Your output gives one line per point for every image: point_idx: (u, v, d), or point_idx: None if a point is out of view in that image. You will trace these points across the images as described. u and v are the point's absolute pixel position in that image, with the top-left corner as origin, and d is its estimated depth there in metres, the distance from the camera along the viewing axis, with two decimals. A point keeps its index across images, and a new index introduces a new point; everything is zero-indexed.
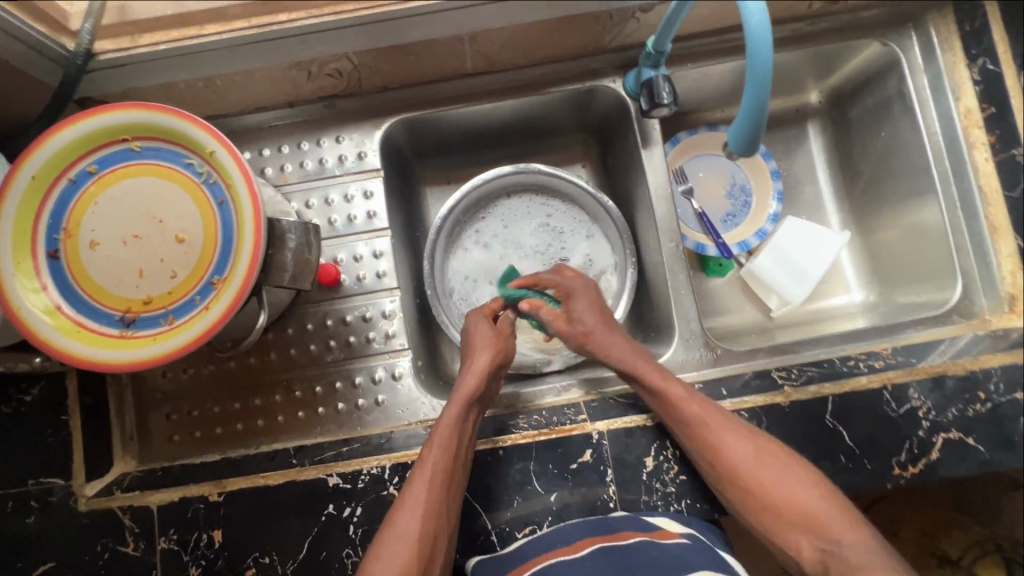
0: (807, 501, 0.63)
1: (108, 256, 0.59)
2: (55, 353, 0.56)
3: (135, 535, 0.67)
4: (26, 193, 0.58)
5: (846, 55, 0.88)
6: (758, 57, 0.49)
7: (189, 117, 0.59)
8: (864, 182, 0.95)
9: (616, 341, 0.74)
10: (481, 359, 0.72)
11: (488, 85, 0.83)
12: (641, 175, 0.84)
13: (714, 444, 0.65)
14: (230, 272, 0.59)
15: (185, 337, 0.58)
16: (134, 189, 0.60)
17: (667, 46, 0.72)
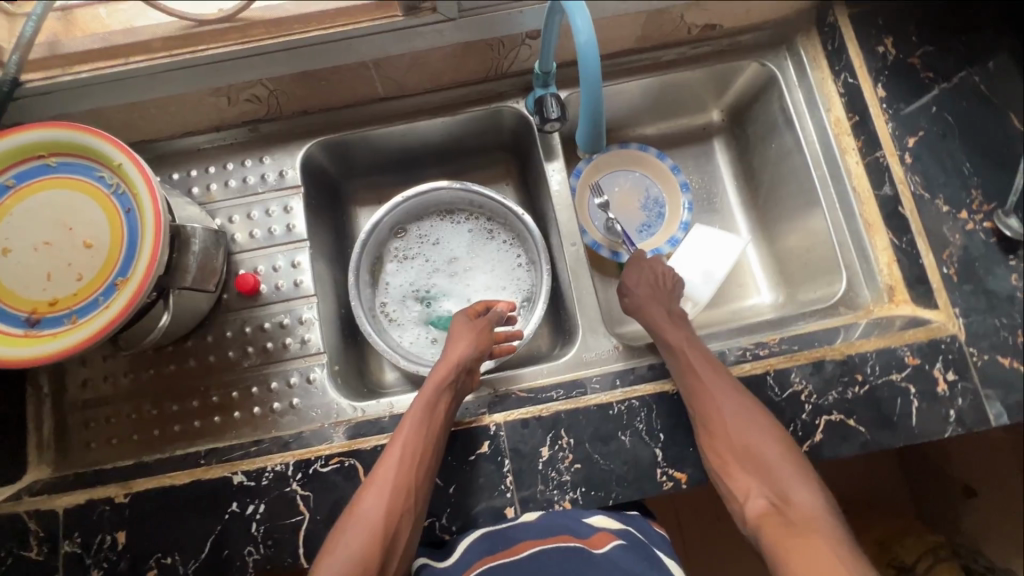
0: (772, 459, 0.67)
1: (19, 262, 0.64)
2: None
3: (39, 539, 0.68)
4: None
5: (733, 76, 0.97)
6: (588, 62, 0.55)
7: (101, 135, 0.66)
8: (764, 191, 1.02)
9: (651, 303, 0.84)
10: (456, 349, 0.78)
11: (402, 108, 0.90)
12: (546, 186, 0.90)
13: (710, 399, 0.70)
14: (133, 273, 0.63)
15: (87, 333, 0.61)
16: (47, 201, 0.65)
17: (552, 67, 0.79)
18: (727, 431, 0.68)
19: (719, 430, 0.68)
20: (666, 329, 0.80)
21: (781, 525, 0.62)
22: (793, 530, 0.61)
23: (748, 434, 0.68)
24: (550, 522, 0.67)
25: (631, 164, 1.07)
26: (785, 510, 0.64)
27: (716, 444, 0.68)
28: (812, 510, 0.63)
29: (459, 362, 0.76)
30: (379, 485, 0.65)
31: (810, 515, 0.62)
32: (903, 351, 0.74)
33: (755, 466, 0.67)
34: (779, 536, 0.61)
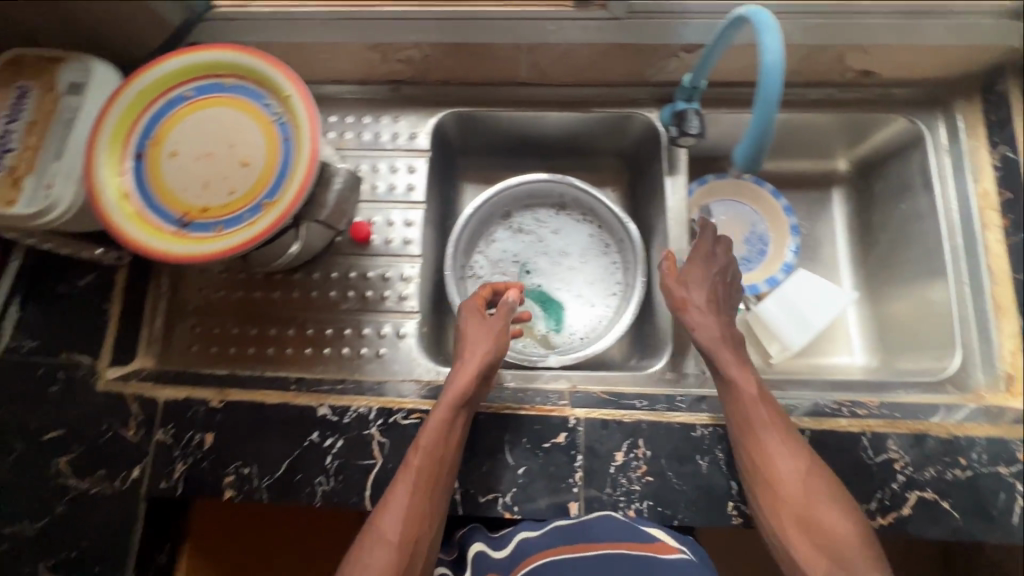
0: (841, 537, 0.61)
1: (183, 167, 0.69)
2: (118, 234, 0.65)
3: (137, 422, 0.74)
4: (131, 103, 0.69)
5: (875, 128, 0.93)
6: (772, 80, 0.55)
7: (276, 65, 0.70)
8: (879, 251, 0.98)
9: (710, 321, 0.76)
10: (468, 363, 0.72)
11: (537, 96, 0.92)
12: (662, 199, 0.90)
13: (767, 455, 0.66)
14: (278, 198, 0.67)
15: (229, 244, 0.65)
16: (217, 117, 0.70)
17: (702, 83, 0.80)
18: (785, 492, 0.64)
19: (778, 486, 0.65)
20: (724, 365, 0.73)
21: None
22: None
23: (810, 497, 0.64)
24: (572, 529, 0.66)
25: (742, 196, 1.05)
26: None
27: (777, 504, 0.64)
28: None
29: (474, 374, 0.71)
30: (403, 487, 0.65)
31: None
32: (1015, 445, 0.70)
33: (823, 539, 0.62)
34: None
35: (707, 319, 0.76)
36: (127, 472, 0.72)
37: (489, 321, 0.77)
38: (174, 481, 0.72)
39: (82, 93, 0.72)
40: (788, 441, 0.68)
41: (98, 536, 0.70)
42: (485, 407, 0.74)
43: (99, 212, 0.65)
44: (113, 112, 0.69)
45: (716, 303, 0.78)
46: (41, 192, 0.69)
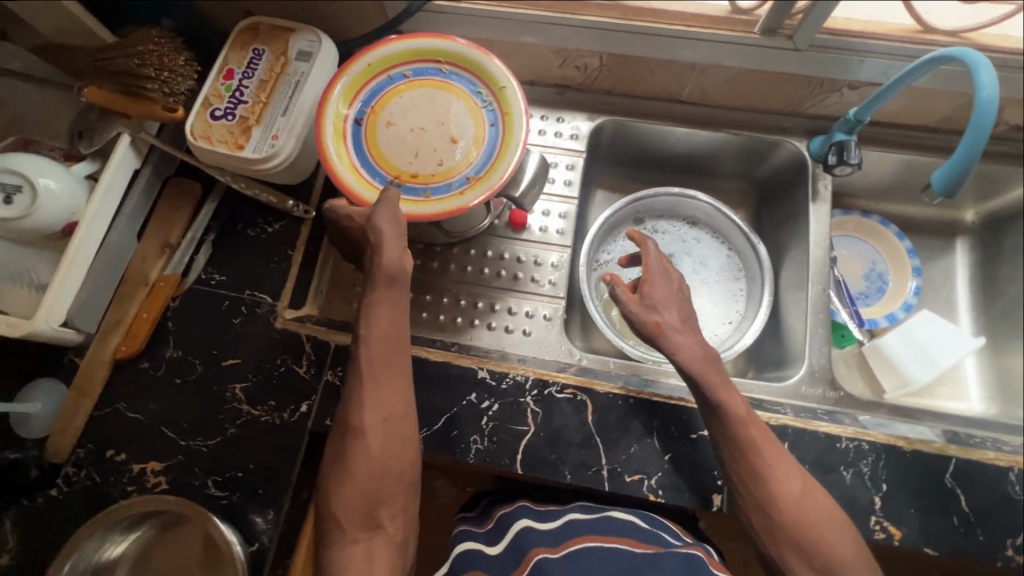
0: (840, 556, 0.62)
1: (396, 135, 0.76)
2: (342, 186, 0.72)
3: (309, 361, 0.79)
4: (358, 76, 0.77)
5: (1015, 182, 0.97)
6: (984, 110, 0.63)
7: (492, 59, 0.77)
8: (1004, 304, 1.01)
9: (688, 339, 0.71)
10: (380, 319, 0.68)
11: (691, 114, 0.98)
12: (803, 224, 0.94)
13: (761, 474, 0.66)
14: (485, 174, 0.74)
15: (438, 208, 0.73)
16: (429, 95, 0.77)
17: (867, 117, 0.84)
18: (784, 515, 0.64)
19: (772, 506, 0.65)
20: (716, 383, 0.69)
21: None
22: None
23: (809, 517, 0.64)
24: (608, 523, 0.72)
25: (865, 234, 1.08)
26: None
27: (774, 526, 0.64)
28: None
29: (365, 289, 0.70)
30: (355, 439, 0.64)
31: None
32: None
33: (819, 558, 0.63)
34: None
35: (687, 337, 0.72)
36: (295, 406, 0.77)
37: (385, 197, 0.69)
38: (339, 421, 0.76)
39: (311, 60, 0.81)
40: (782, 458, 0.67)
41: (263, 462, 0.75)
42: (614, 387, 0.77)
43: (326, 166, 0.73)
44: (343, 81, 0.76)
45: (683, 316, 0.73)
46: (267, 142, 0.78)
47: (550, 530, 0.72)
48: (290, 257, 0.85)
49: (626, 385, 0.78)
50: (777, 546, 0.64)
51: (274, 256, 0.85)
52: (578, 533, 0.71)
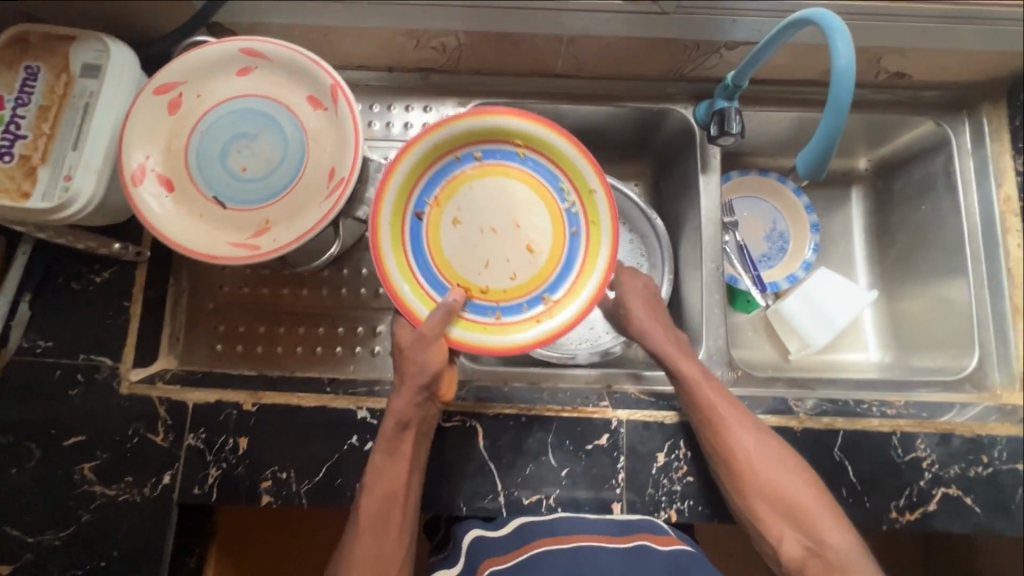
0: (803, 502, 0.67)
1: (463, 238, 0.72)
2: (407, 313, 0.69)
3: (166, 427, 0.71)
4: (419, 161, 0.70)
5: (902, 129, 0.94)
6: (842, 87, 0.57)
7: (345, 95, 0.66)
8: (897, 251, 1.00)
9: (656, 328, 0.77)
10: (383, 473, 0.67)
11: (570, 89, 0.90)
12: (695, 198, 0.90)
13: (723, 433, 0.69)
14: (562, 297, 0.72)
15: (506, 332, 0.71)
16: (502, 189, 0.72)
17: (744, 82, 0.78)
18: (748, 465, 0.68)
19: (741, 468, 0.68)
20: (681, 360, 0.73)
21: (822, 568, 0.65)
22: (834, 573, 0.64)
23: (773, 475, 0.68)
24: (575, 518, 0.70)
25: (766, 194, 1.06)
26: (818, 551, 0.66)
27: (742, 481, 0.68)
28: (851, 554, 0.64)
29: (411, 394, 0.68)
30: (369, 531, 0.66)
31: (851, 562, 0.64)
32: None
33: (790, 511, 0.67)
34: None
35: (649, 324, 0.77)
36: (156, 478, 0.69)
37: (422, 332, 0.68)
38: (208, 487, 0.70)
39: (100, 76, 0.67)
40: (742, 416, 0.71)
41: (129, 544, 0.68)
42: (504, 408, 0.73)
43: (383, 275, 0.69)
44: (401, 172, 0.70)
45: (650, 308, 0.78)
46: (59, 184, 0.64)
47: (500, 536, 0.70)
48: (128, 309, 0.74)
49: (518, 403, 0.74)
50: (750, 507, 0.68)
51: (108, 310, 0.73)
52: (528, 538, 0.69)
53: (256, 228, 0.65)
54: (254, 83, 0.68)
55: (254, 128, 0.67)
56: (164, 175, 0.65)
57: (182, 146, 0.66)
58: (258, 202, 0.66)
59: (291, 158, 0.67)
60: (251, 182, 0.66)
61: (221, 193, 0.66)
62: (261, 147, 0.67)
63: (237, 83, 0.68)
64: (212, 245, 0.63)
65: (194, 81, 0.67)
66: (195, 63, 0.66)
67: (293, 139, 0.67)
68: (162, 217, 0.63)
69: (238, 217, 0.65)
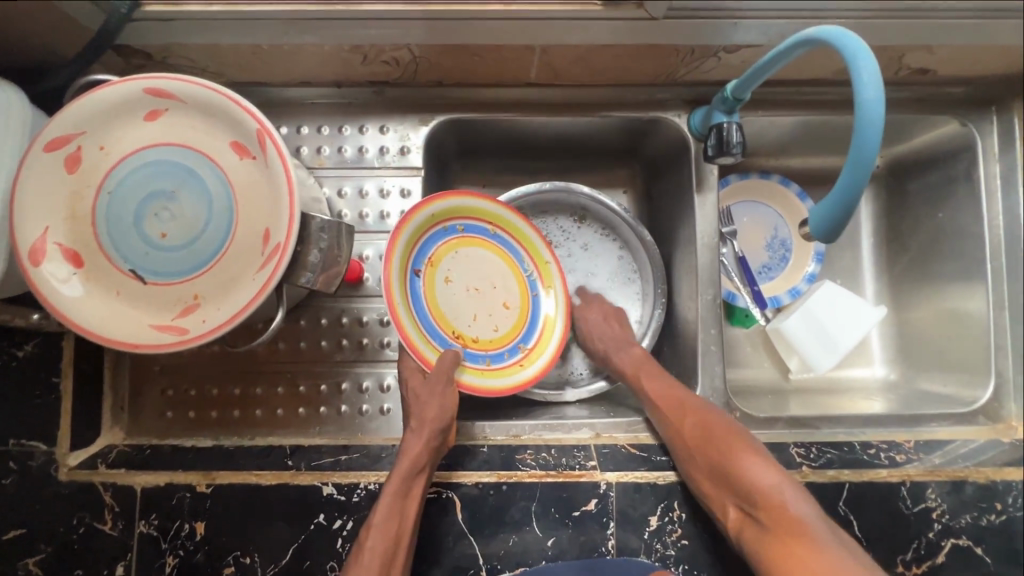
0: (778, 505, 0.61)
1: (453, 296, 0.74)
2: (417, 356, 0.69)
3: (114, 514, 0.65)
4: (419, 222, 0.71)
5: (920, 128, 0.85)
6: (866, 141, 0.49)
7: (275, 144, 0.56)
8: (909, 259, 0.92)
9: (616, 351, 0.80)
10: (383, 509, 0.62)
11: (548, 98, 0.79)
12: (690, 219, 0.81)
13: (681, 435, 0.68)
14: (535, 345, 0.78)
15: (502, 378, 0.75)
16: (480, 257, 0.76)
17: (747, 94, 0.68)
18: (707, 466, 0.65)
19: (703, 472, 0.66)
20: (643, 373, 0.75)
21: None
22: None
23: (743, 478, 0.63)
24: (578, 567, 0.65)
25: (767, 198, 0.96)
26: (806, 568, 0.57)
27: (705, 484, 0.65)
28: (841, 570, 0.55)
29: (433, 437, 0.66)
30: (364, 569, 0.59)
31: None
32: None
33: (769, 519, 0.60)
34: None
35: (614, 345, 0.81)
36: (108, 570, 0.64)
37: (439, 372, 0.68)
38: None
39: None
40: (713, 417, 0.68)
41: None
42: (483, 476, 0.67)
43: (398, 328, 0.68)
44: (406, 230, 0.69)
45: (612, 331, 0.83)
46: None
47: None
48: (58, 384, 0.66)
49: (497, 469, 0.68)
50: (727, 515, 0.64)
51: (36, 387, 0.64)
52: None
53: (185, 305, 0.56)
54: (166, 130, 0.57)
55: (171, 185, 0.57)
56: (69, 249, 0.55)
57: (88, 212, 0.56)
58: (183, 274, 0.57)
59: (217, 220, 0.57)
60: (173, 251, 0.57)
61: (141, 265, 0.57)
62: (181, 208, 0.57)
63: (147, 130, 0.57)
64: (133, 331, 0.55)
65: (92, 130, 0.56)
66: (89, 109, 0.54)
67: (218, 197, 0.57)
68: (74, 302, 0.54)
69: (162, 293, 0.57)
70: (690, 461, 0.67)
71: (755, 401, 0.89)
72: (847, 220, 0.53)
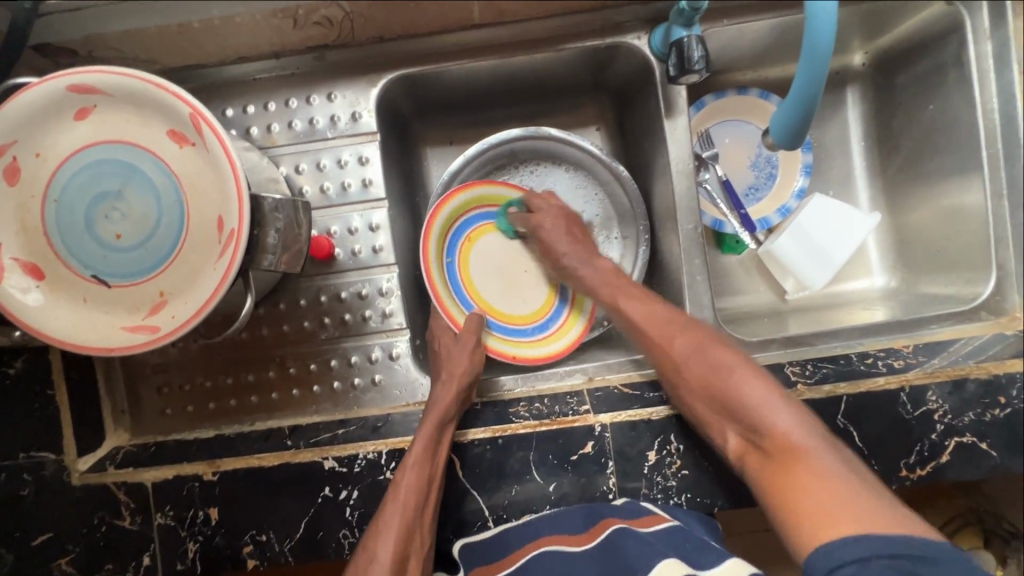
0: (786, 432, 0.58)
1: (487, 270, 0.82)
2: (448, 318, 0.77)
3: (131, 510, 0.67)
4: (467, 198, 0.79)
5: (903, 13, 0.79)
6: (819, 33, 0.44)
7: (209, 125, 0.53)
8: (902, 159, 0.88)
9: (584, 260, 0.75)
10: (410, 475, 0.64)
11: (497, 38, 0.74)
12: (662, 148, 0.77)
13: (674, 354, 0.67)
14: (565, 318, 0.82)
15: (534, 347, 0.80)
16: (515, 249, 0.83)
17: (704, 2, 0.63)
18: (700, 385, 0.64)
19: (702, 403, 0.64)
20: (620, 301, 0.72)
21: (761, 457, 0.60)
22: (788, 486, 0.56)
23: (709, 378, 0.64)
24: (579, 516, 0.65)
25: (748, 114, 0.91)
26: (758, 441, 0.60)
27: (699, 401, 0.65)
28: (793, 432, 0.58)
29: (461, 391, 0.68)
30: (399, 507, 0.62)
31: (789, 439, 0.58)
32: None
33: (773, 447, 0.59)
34: (771, 471, 0.58)
35: (581, 260, 0.75)
36: (136, 561, 0.67)
37: (466, 334, 0.74)
38: (190, 562, 0.67)
39: None
40: (685, 329, 0.68)
41: None
42: (479, 432, 0.68)
43: (431, 290, 0.77)
44: (452, 202, 0.78)
45: (571, 237, 0.77)
46: None
47: (484, 540, 0.66)
48: (53, 396, 0.68)
49: (492, 426, 0.69)
50: (690, 409, 0.66)
51: (34, 402, 0.66)
52: (512, 546, 0.64)
53: (152, 304, 0.56)
54: (99, 127, 0.55)
55: (115, 184, 0.56)
56: (28, 262, 0.55)
57: (38, 223, 0.55)
58: (144, 273, 0.56)
59: (168, 213, 0.56)
60: (130, 251, 0.56)
61: (101, 269, 0.56)
62: (131, 207, 0.56)
63: (80, 131, 0.55)
64: (104, 335, 0.55)
65: (23, 138, 0.54)
66: (15, 115, 0.53)
67: (165, 190, 0.56)
68: (39, 314, 0.54)
69: (128, 295, 0.56)
70: (685, 387, 0.66)
71: (750, 325, 0.87)
72: (809, 124, 0.50)
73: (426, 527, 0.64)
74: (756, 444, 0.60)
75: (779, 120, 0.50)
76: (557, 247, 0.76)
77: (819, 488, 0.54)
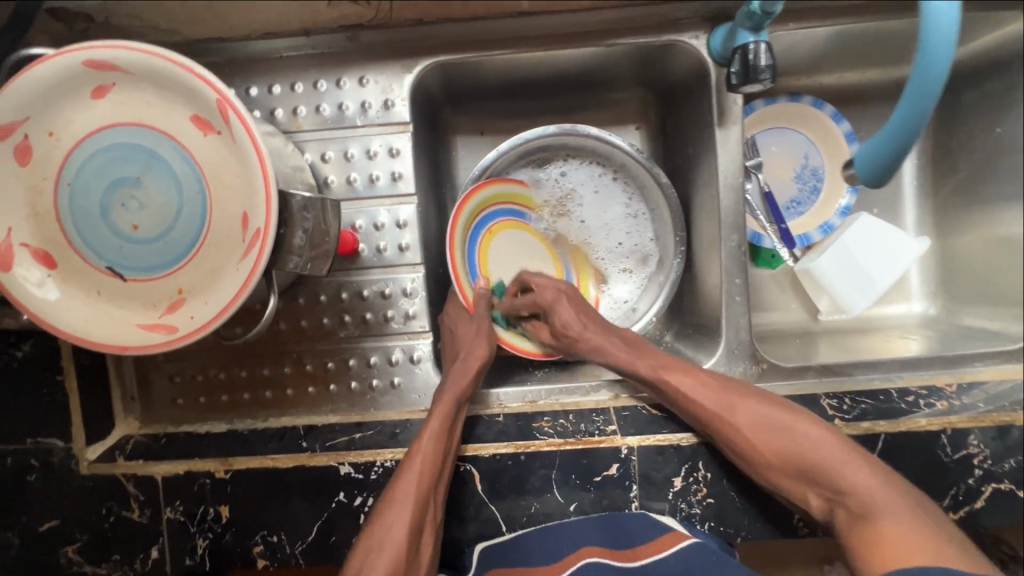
0: (879, 497, 0.56)
1: (504, 263, 0.78)
2: (460, 293, 0.72)
3: (140, 503, 0.66)
4: (499, 190, 0.77)
5: (980, 27, 0.74)
6: (929, 70, 0.43)
7: (236, 113, 0.49)
8: (957, 182, 0.84)
9: (608, 340, 0.70)
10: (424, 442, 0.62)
11: (546, 28, 0.69)
12: (710, 157, 0.73)
13: (724, 422, 0.63)
14: None
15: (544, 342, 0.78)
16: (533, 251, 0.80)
17: (777, 7, 0.58)
18: (755, 450, 0.62)
19: (770, 469, 0.62)
20: (661, 369, 0.67)
21: (847, 516, 0.58)
22: (862, 522, 0.57)
23: (789, 452, 0.61)
24: (602, 527, 0.64)
25: (799, 122, 0.86)
26: (842, 502, 0.58)
27: (764, 470, 0.62)
28: (872, 491, 0.57)
29: (479, 370, 0.67)
30: (416, 475, 0.60)
31: (870, 498, 0.57)
32: None
33: (855, 505, 0.57)
34: (856, 536, 0.57)
35: (604, 336, 0.70)
36: (144, 553, 0.66)
37: (480, 320, 0.71)
38: (199, 557, 0.66)
39: None
40: (738, 393, 0.64)
41: None
42: (501, 447, 0.66)
43: (451, 266, 0.71)
44: (487, 191, 0.75)
45: (587, 316, 0.71)
46: None
47: (501, 546, 0.64)
48: (62, 382, 0.65)
49: (514, 440, 0.67)
50: (759, 473, 0.63)
51: (42, 387, 0.64)
52: (529, 559, 0.62)
53: (169, 302, 0.53)
54: (117, 107, 0.51)
55: (133, 170, 0.52)
56: (39, 249, 0.52)
57: (50, 208, 0.51)
58: (162, 268, 0.53)
59: (189, 205, 0.52)
60: (147, 243, 0.52)
61: (116, 261, 0.53)
62: (149, 196, 0.52)
63: (96, 110, 0.51)
64: (120, 332, 0.52)
65: (36, 115, 0.50)
66: (28, 91, 0.49)
67: (187, 181, 0.52)
68: (52, 306, 0.51)
69: (144, 290, 0.53)
70: (756, 459, 0.62)
71: (780, 346, 0.84)
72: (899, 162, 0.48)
73: (438, 502, 0.62)
74: (840, 505, 0.59)
75: (870, 154, 0.48)
76: (574, 333, 0.70)
77: (905, 541, 0.54)
